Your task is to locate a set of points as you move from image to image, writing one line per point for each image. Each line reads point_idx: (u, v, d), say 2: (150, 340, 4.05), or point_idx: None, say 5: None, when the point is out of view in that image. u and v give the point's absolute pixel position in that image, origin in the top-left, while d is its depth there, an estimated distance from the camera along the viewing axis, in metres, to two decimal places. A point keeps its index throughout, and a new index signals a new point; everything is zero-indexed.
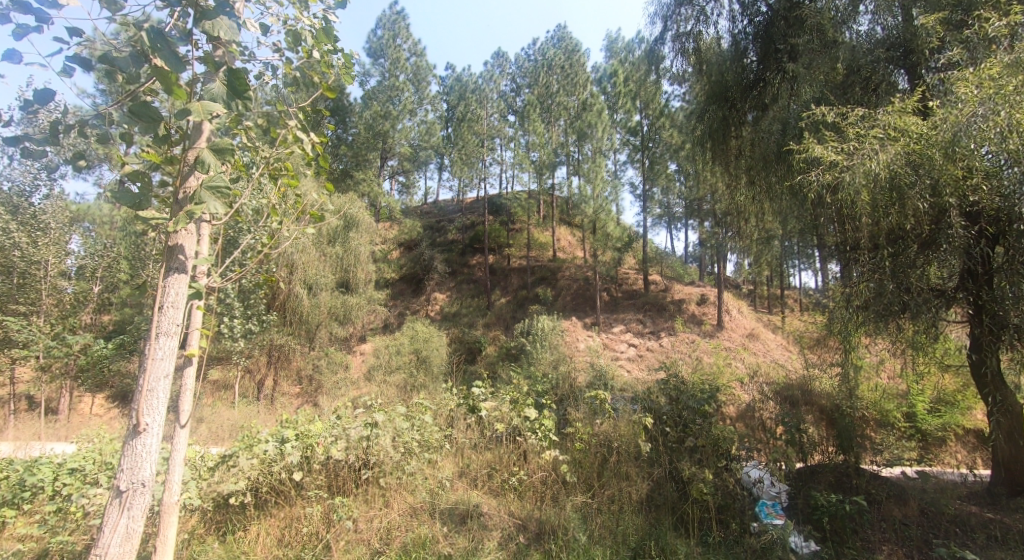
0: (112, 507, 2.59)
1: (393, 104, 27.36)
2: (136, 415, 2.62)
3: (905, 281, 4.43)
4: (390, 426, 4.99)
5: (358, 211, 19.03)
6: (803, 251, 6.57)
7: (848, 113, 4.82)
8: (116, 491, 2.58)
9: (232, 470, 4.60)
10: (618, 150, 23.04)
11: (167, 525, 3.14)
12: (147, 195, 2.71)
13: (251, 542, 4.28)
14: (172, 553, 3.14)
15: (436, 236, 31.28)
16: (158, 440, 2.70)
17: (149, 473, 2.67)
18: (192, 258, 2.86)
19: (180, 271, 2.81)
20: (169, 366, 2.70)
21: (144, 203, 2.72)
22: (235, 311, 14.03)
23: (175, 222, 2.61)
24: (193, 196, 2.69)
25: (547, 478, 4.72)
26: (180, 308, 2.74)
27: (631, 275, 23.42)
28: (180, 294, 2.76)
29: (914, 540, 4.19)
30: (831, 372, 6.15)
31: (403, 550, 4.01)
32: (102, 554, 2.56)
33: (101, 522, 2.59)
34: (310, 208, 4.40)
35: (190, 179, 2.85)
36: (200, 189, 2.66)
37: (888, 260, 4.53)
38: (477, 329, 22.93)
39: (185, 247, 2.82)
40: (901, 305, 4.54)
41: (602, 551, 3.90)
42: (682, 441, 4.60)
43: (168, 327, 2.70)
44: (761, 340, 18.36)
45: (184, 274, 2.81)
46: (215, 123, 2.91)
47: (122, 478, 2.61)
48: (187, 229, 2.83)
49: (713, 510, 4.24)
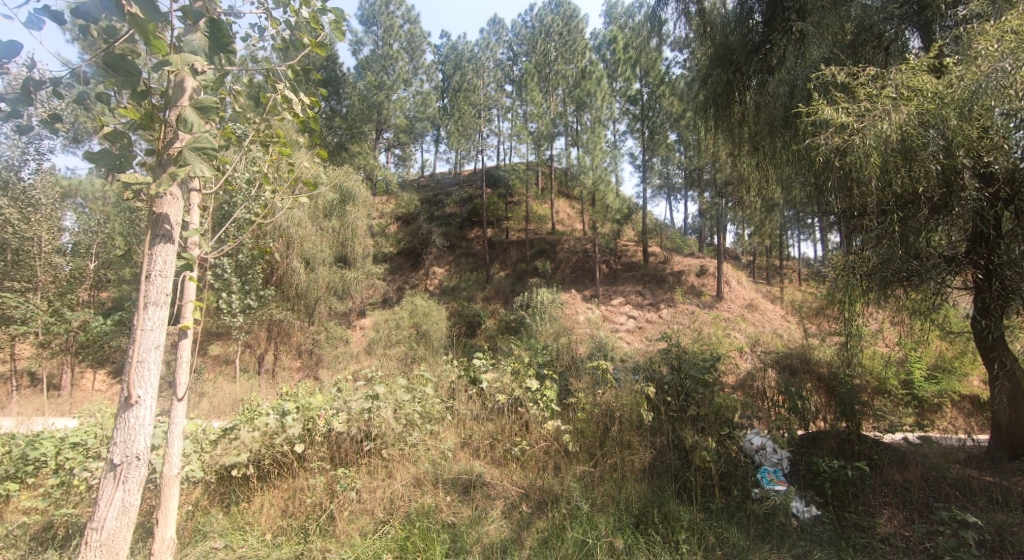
0: (106, 481, 2.57)
1: (387, 74, 26.79)
2: (128, 387, 2.58)
3: (913, 247, 4.35)
4: (392, 398, 5.00)
5: (353, 184, 18.76)
6: (802, 222, 6.52)
7: (859, 73, 4.67)
8: (111, 465, 2.55)
9: (234, 442, 4.61)
10: (618, 120, 22.67)
11: (168, 497, 3.05)
12: (127, 156, 2.61)
13: (255, 513, 4.31)
14: (175, 527, 3.05)
15: (434, 209, 31.04)
16: (150, 412, 2.66)
17: (143, 446, 2.63)
18: (179, 225, 2.76)
19: (167, 239, 2.73)
20: (159, 336, 2.63)
21: (126, 166, 2.63)
22: (233, 285, 14.34)
23: (159, 184, 2.52)
24: (177, 158, 2.59)
25: (549, 448, 4.70)
26: (169, 276, 2.67)
27: (631, 247, 23.32)
28: (168, 262, 2.69)
29: (915, 503, 4.18)
30: (830, 341, 6.14)
31: (407, 520, 4.01)
32: (99, 527, 2.55)
33: (96, 495, 2.57)
34: (304, 176, 4.33)
35: (174, 141, 2.76)
36: (184, 150, 2.55)
37: (898, 225, 4.42)
38: (476, 303, 22.92)
39: (170, 214, 2.71)
40: (908, 272, 4.47)
41: (606, 519, 3.89)
42: (684, 410, 4.59)
43: (156, 297, 2.63)
44: (760, 311, 18.37)
45: (172, 242, 2.71)
46: (198, 80, 2.79)
47: (116, 451, 2.56)
48: (172, 194, 2.73)
49: (716, 477, 4.24)
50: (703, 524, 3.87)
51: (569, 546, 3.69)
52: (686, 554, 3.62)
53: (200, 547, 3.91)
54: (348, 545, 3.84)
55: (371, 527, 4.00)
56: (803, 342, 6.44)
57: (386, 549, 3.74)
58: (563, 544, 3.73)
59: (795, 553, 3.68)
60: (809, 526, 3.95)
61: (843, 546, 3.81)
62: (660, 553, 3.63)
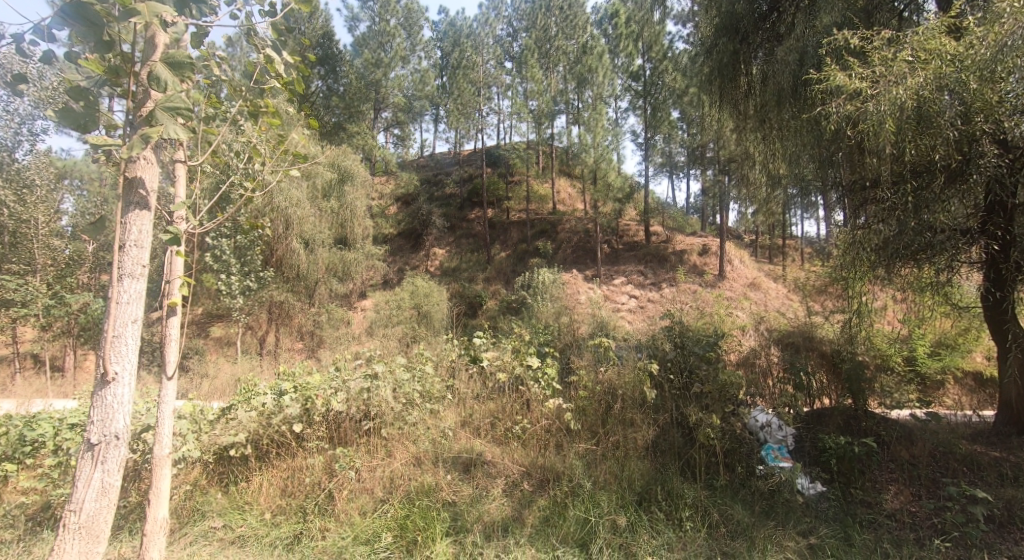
0: (84, 461, 2.54)
1: (385, 51, 26.29)
2: (104, 364, 2.54)
3: (928, 218, 4.19)
4: (391, 377, 4.93)
5: (352, 164, 18.55)
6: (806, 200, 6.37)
7: (874, 36, 4.48)
8: (88, 445, 2.52)
9: (232, 423, 4.57)
10: (619, 96, 22.29)
11: (159, 477, 2.95)
12: (91, 115, 2.59)
13: (254, 493, 4.27)
14: (168, 506, 2.94)
15: (434, 190, 30.76)
16: (129, 390, 2.61)
17: (122, 425, 2.60)
18: (156, 190, 2.68)
19: (143, 209, 2.66)
20: (136, 310, 2.58)
21: (90, 126, 2.61)
22: (231, 267, 14.17)
23: (131, 146, 2.47)
24: (149, 117, 2.58)
25: (551, 426, 4.64)
26: (144, 247, 2.60)
27: (632, 226, 23.13)
28: (144, 232, 2.62)
29: (922, 479, 4.12)
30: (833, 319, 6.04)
31: (407, 499, 3.96)
32: (77, 509, 2.53)
33: (75, 475, 2.54)
34: (293, 149, 4.20)
35: (146, 101, 2.73)
36: (157, 109, 2.55)
37: (911, 196, 4.27)
38: (477, 284, 22.84)
39: (145, 178, 2.63)
40: (922, 245, 4.35)
41: (609, 497, 3.82)
42: (688, 387, 4.51)
43: (131, 268, 2.56)
44: (762, 290, 18.28)
45: (148, 210, 2.64)
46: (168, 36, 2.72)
47: (92, 431, 2.53)
48: (146, 158, 2.63)
49: (722, 454, 4.16)
50: (707, 501, 3.81)
51: (571, 525, 3.64)
52: (690, 532, 3.57)
53: (200, 527, 3.97)
54: (348, 525, 3.80)
55: (370, 507, 3.95)
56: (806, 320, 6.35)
57: (386, 528, 3.69)
58: (564, 523, 3.67)
59: (800, 530, 3.63)
60: (814, 503, 3.90)
61: (850, 522, 3.75)
62: (663, 531, 3.58)
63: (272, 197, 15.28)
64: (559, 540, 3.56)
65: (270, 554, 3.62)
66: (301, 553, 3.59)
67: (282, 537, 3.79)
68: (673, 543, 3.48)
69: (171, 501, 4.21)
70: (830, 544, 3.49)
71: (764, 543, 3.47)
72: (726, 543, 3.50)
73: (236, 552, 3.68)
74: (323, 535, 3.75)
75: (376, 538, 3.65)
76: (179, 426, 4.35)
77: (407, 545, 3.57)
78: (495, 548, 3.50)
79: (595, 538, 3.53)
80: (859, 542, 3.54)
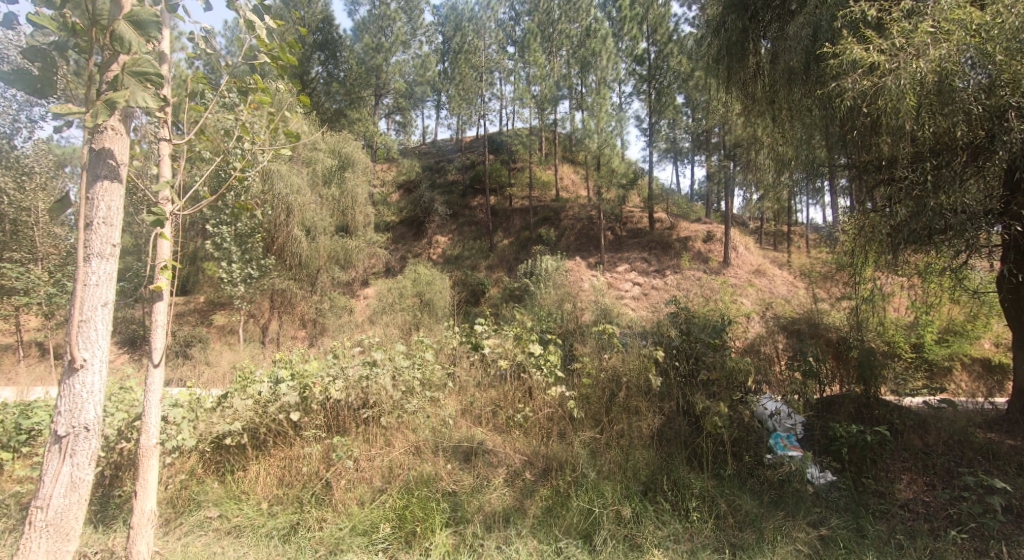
0: (53, 455, 2.48)
1: (385, 35, 25.91)
2: (72, 350, 2.48)
3: (948, 198, 4.02)
4: (390, 364, 4.84)
5: (352, 150, 18.35)
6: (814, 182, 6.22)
7: (894, 8, 4.31)
8: (55, 437, 2.46)
9: (228, 410, 4.48)
10: (623, 81, 21.95)
11: (146, 469, 2.85)
12: (47, 79, 2.49)
13: (251, 482, 4.19)
14: (156, 499, 2.84)
15: (436, 177, 30.51)
16: (99, 378, 2.56)
17: (92, 416, 2.54)
18: (128, 162, 2.64)
19: (114, 179, 2.61)
20: (106, 292, 2.54)
21: (46, 90, 2.52)
22: (232, 254, 14.66)
23: (96, 113, 2.39)
24: (115, 82, 2.49)
25: (553, 414, 4.53)
26: (115, 225, 2.56)
27: (636, 213, 22.91)
28: (114, 208, 2.57)
29: (936, 468, 4.00)
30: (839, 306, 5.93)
31: (406, 488, 3.87)
32: (45, 506, 2.47)
33: (42, 470, 2.49)
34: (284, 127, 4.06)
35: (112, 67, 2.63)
36: (123, 74, 2.47)
37: (930, 174, 4.10)
38: (480, 271, 22.70)
39: (115, 149, 2.58)
40: (941, 226, 4.18)
41: (613, 486, 3.72)
42: (694, 374, 4.40)
43: (100, 248, 2.52)
44: (768, 276, 18.10)
45: (119, 182, 2.59)
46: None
47: (60, 423, 2.47)
48: (114, 130, 2.59)
49: (730, 443, 4.04)
50: (715, 492, 3.69)
51: (574, 515, 3.54)
52: (697, 523, 3.47)
53: (196, 517, 3.90)
54: (346, 514, 3.71)
55: (369, 497, 3.86)
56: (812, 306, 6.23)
57: (385, 518, 3.60)
58: (568, 513, 3.57)
59: (811, 520, 3.52)
60: (824, 493, 3.80)
61: (862, 513, 3.64)
62: (669, 522, 3.48)
63: (272, 184, 15.11)
64: (562, 531, 3.46)
65: (266, 544, 3.54)
66: (298, 544, 3.50)
67: (278, 527, 3.70)
68: (680, 534, 3.38)
69: (167, 491, 4.13)
70: (842, 536, 3.38)
71: (774, 534, 3.37)
72: (734, 533, 3.40)
73: (231, 542, 3.59)
74: (320, 526, 3.66)
75: (374, 529, 3.55)
76: (173, 415, 4.25)
77: (406, 535, 3.48)
78: (496, 539, 3.41)
79: (599, 529, 3.43)
80: (872, 533, 3.43)
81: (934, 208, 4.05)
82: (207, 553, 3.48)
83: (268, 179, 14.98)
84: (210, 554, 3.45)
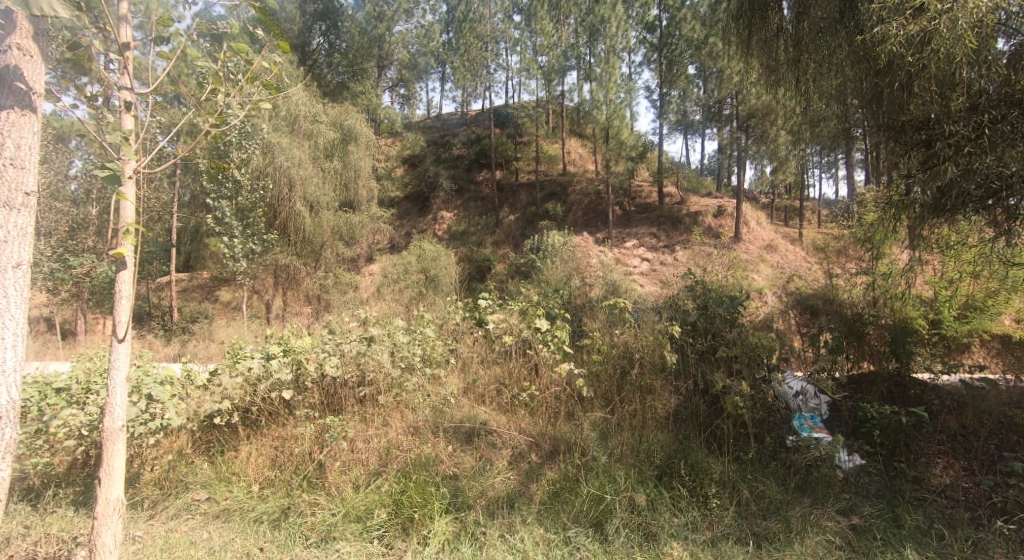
0: None
1: (388, 3, 25.13)
2: None
3: (1012, 153, 3.63)
4: (389, 340, 4.60)
5: (355, 122, 17.88)
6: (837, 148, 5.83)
7: None
8: None
9: (217, 388, 4.23)
10: (634, 49, 21.21)
11: (111, 454, 2.62)
12: None
13: (242, 463, 3.96)
14: (119, 485, 2.62)
15: (441, 151, 29.91)
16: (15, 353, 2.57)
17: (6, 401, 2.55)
18: (41, 89, 2.56)
19: (25, 109, 2.54)
20: (17, 251, 2.54)
21: None
22: (234, 230, 14.60)
23: None
24: None
25: (561, 393, 4.26)
26: (24, 169, 2.54)
27: (645, 187, 22.37)
28: (26, 142, 2.55)
29: (975, 453, 3.71)
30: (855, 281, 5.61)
31: (403, 472, 3.62)
32: None
33: None
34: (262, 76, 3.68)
35: None
36: None
37: (989, 127, 3.73)
38: (485, 248, 22.37)
39: (24, 72, 2.49)
40: (1003, 184, 3.73)
41: (625, 472, 3.44)
42: (712, 350, 4.11)
43: (8, 198, 2.50)
44: (779, 252, 17.65)
45: (34, 113, 2.57)
46: None
47: None
48: (22, 50, 2.48)
49: (753, 424, 3.76)
50: (736, 476, 3.43)
51: (583, 501, 3.28)
52: (716, 510, 3.21)
53: (183, 499, 3.69)
54: (340, 499, 3.47)
55: (365, 480, 3.62)
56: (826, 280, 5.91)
57: (381, 502, 3.36)
58: (577, 499, 3.31)
59: (841, 508, 3.25)
60: (854, 477, 3.51)
61: (898, 501, 3.35)
62: (686, 510, 3.21)
63: (273, 157, 14.94)
64: (570, 518, 3.21)
65: (254, 530, 3.30)
66: (289, 530, 3.27)
67: (269, 512, 3.46)
68: (699, 523, 3.13)
69: (154, 473, 3.93)
70: (878, 526, 3.11)
71: (802, 523, 3.09)
72: (757, 523, 3.14)
73: (219, 527, 3.38)
74: (312, 511, 3.42)
75: (370, 515, 3.32)
76: (158, 393, 4.02)
77: (403, 521, 3.25)
78: (499, 527, 3.17)
79: (611, 517, 3.17)
80: (910, 524, 3.15)
81: (993, 165, 3.68)
82: (193, 538, 3.27)
83: (268, 151, 14.89)
84: (195, 540, 3.24)
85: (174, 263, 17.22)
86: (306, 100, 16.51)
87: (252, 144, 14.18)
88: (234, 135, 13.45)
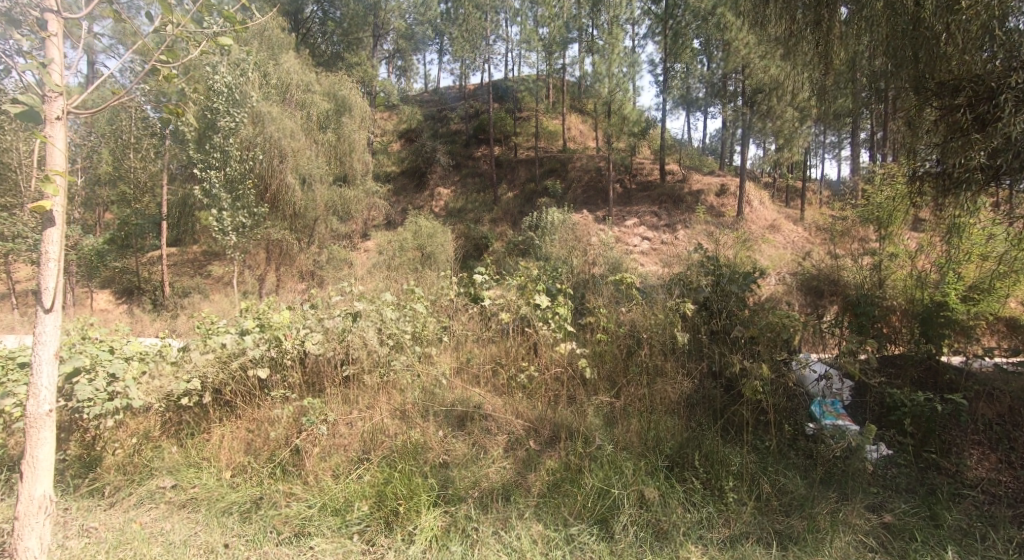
0: None
1: None
2: None
3: None
4: (375, 315, 4.26)
5: (349, 93, 17.10)
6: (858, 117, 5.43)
7: None
8: None
9: (188, 366, 3.88)
10: (638, 21, 20.54)
11: (37, 442, 2.32)
12: None
13: (214, 448, 3.62)
14: (48, 475, 2.35)
15: (439, 126, 29.17)
16: None
17: None
18: None
19: None
20: None
21: None
22: (223, 202, 14.11)
23: None
24: None
25: (563, 375, 3.94)
26: None
27: (647, 164, 21.85)
28: None
29: (1012, 443, 3.37)
30: (864, 260, 5.29)
31: (388, 459, 3.29)
32: None
33: None
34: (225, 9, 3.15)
35: None
36: None
37: None
38: (483, 225, 21.93)
39: None
40: None
41: (634, 463, 3.11)
42: (727, 330, 3.76)
43: None
44: (782, 232, 17.26)
45: None
46: None
47: None
48: None
49: (770, 411, 3.42)
50: (756, 468, 3.10)
51: (587, 495, 2.96)
52: (734, 506, 2.89)
53: (146, 487, 3.37)
54: (318, 489, 3.14)
55: (347, 468, 3.29)
56: (833, 262, 5.59)
57: (362, 493, 3.04)
58: (580, 492, 2.99)
59: (870, 504, 2.92)
60: (882, 469, 3.17)
61: (933, 497, 3.01)
62: (700, 505, 2.90)
63: (263, 127, 14.33)
64: (571, 514, 2.89)
65: (221, 524, 2.98)
66: (259, 524, 2.94)
67: (239, 503, 3.13)
68: (715, 520, 2.81)
69: (117, 456, 3.58)
70: (913, 525, 2.79)
71: (830, 522, 2.77)
72: (779, 520, 2.82)
73: (183, 518, 3.06)
74: (287, 502, 3.09)
75: (349, 508, 2.99)
76: (118, 371, 3.66)
77: (386, 515, 2.92)
78: (493, 523, 2.86)
79: (617, 514, 2.85)
80: (950, 523, 2.82)
81: None
82: (151, 532, 2.95)
83: (257, 121, 14.30)
84: (154, 535, 2.92)
85: (164, 237, 16.82)
86: (299, 68, 15.87)
87: (240, 113, 13.72)
88: (220, 102, 13.26)
